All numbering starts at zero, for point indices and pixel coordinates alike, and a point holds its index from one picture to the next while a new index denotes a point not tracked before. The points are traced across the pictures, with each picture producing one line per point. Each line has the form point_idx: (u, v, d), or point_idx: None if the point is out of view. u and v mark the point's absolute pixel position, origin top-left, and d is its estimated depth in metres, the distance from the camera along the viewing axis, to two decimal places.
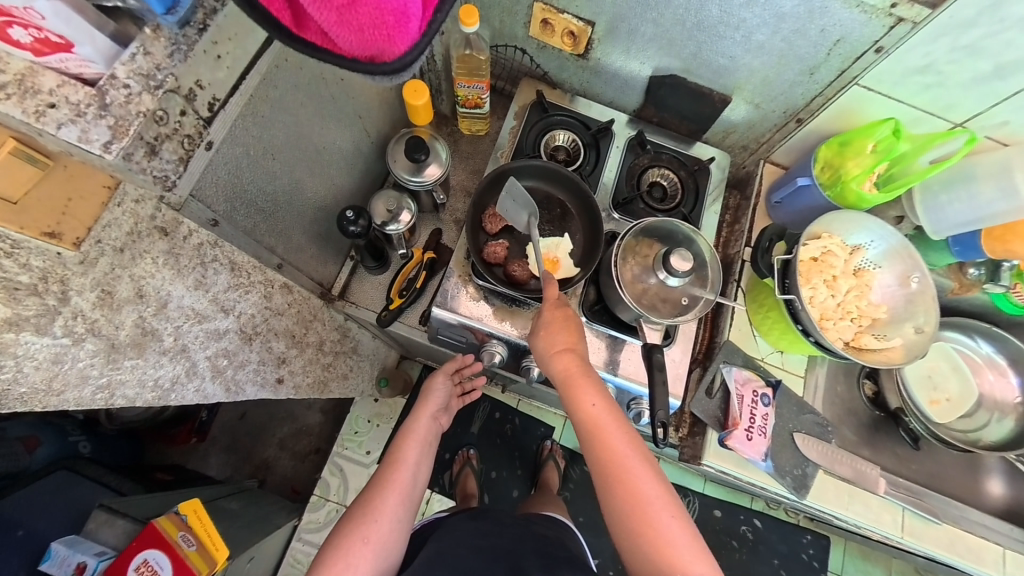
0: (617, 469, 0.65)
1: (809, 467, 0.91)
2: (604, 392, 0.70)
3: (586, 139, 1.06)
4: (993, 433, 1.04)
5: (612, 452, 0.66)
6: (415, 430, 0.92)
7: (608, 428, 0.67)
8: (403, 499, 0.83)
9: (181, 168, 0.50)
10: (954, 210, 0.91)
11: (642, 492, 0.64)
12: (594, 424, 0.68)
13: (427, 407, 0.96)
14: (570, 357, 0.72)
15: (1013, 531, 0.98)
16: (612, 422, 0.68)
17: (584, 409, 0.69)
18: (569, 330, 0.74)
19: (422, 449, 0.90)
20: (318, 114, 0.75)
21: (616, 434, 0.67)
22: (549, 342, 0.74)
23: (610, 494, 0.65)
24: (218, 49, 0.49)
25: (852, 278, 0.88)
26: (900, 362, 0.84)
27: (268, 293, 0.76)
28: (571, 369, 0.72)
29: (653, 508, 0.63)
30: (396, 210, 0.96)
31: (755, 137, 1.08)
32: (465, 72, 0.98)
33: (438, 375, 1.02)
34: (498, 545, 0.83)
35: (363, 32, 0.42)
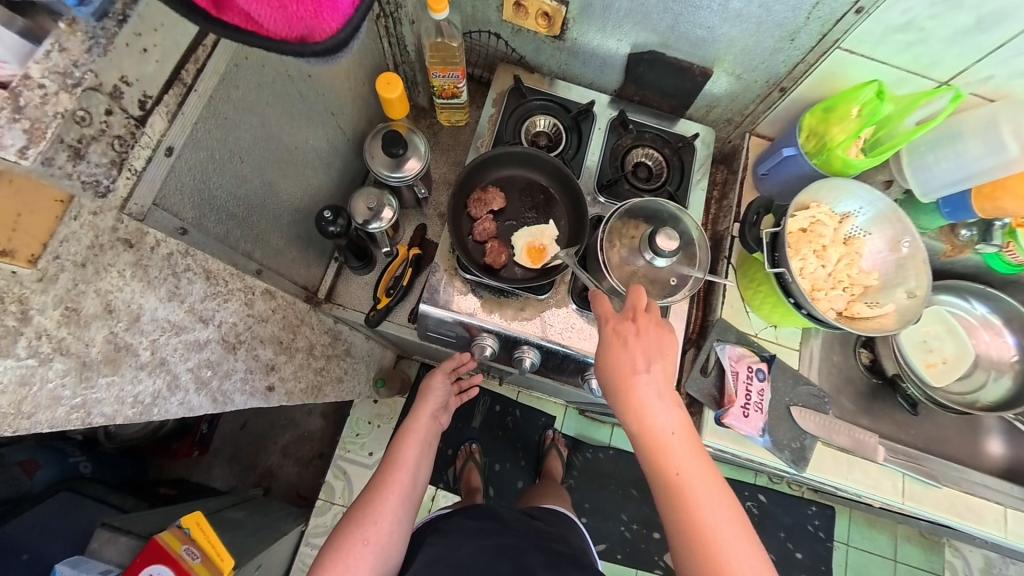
0: (698, 527, 0.61)
1: (807, 439, 0.88)
2: (687, 438, 0.65)
3: (567, 122, 1.05)
4: (991, 394, 1.04)
5: (695, 509, 0.61)
6: (420, 433, 0.90)
7: (692, 482, 0.62)
8: (402, 500, 0.82)
9: (113, 171, 0.47)
10: (942, 169, 0.89)
11: (727, 558, 0.60)
12: (680, 486, 0.62)
13: (428, 406, 0.95)
14: (654, 405, 0.65)
15: (1014, 489, 0.94)
16: (697, 477, 0.63)
17: (670, 466, 0.63)
18: (651, 362, 0.67)
19: (423, 450, 0.89)
20: (287, 113, 0.74)
21: (704, 490, 0.62)
22: (625, 376, 0.67)
23: (687, 553, 0.61)
24: (143, 41, 0.46)
25: (842, 247, 0.87)
26: (893, 327, 0.82)
27: (248, 300, 0.74)
28: (649, 414, 0.65)
29: (737, 571, 0.59)
30: (377, 207, 0.94)
31: (738, 110, 1.06)
32: (438, 60, 0.96)
33: (436, 374, 1.00)
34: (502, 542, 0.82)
35: (286, 8, 0.40)
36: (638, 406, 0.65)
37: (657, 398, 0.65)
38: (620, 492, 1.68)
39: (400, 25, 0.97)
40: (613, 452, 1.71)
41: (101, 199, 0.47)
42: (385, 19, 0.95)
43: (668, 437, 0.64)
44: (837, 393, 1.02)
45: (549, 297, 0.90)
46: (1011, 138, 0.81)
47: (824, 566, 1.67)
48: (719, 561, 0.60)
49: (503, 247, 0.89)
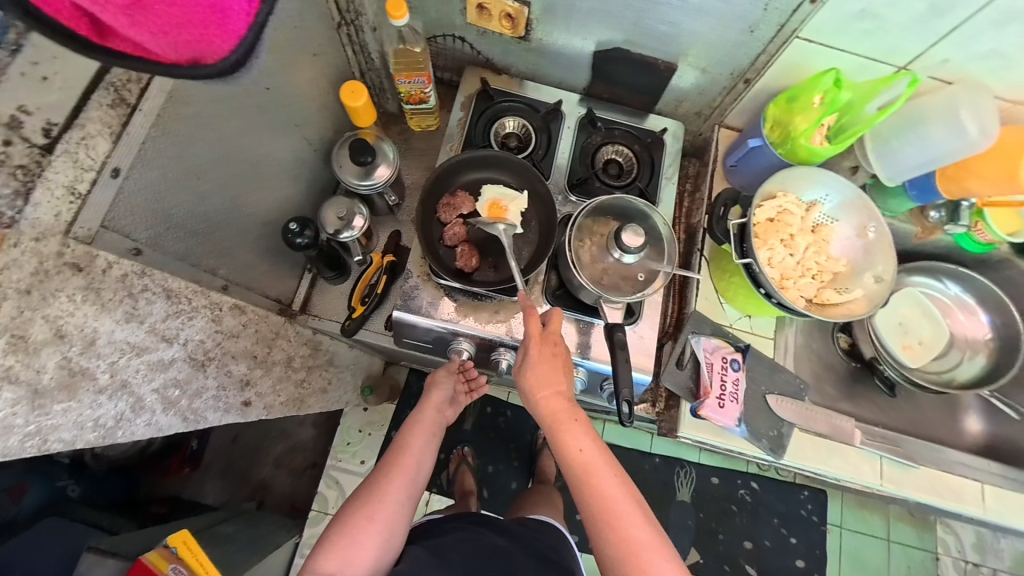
0: (607, 513, 0.63)
1: (785, 427, 0.87)
2: (592, 434, 0.68)
3: (537, 123, 1.03)
4: (966, 372, 1.04)
5: (599, 489, 0.64)
6: (427, 421, 0.86)
7: (597, 471, 0.65)
8: (412, 482, 0.80)
9: (18, 203, 0.46)
10: (906, 154, 0.88)
11: (632, 535, 0.62)
12: (585, 468, 0.65)
13: (435, 397, 0.90)
14: (558, 400, 0.70)
15: (992, 466, 0.91)
16: (600, 463, 0.66)
17: (574, 452, 0.67)
18: (556, 367, 0.72)
19: (430, 440, 0.85)
20: (247, 127, 0.73)
21: (606, 471, 0.65)
22: (533, 384, 0.71)
23: (600, 539, 0.63)
24: (42, 71, 0.48)
25: (809, 235, 0.86)
26: (863, 312, 0.81)
27: (216, 316, 0.74)
28: (557, 410, 0.70)
29: (642, 548, 0.61)
30: (347, 216, 0.94)
31: (707, 103, 1.06)
32: (402, 66, 0.95)
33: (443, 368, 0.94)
34: (491, 543, 0.84)
35: (168, 34, 0.38)
36: (547, 409, 0.70)
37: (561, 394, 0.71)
38: None
39: (363, 33, 0.96)
40: None
41: (40, 226, 0.47)
42: (347, 27, 0.95)
43: (572, 427, 0.68)
44: (817, 380, 1.02)
45: (523, 297, 0.89)
46: (971, 122, 0.81)
47: (819, 550, 1.68)
48: (621, 535, 0.62)
49: (475, 249, 0.88)
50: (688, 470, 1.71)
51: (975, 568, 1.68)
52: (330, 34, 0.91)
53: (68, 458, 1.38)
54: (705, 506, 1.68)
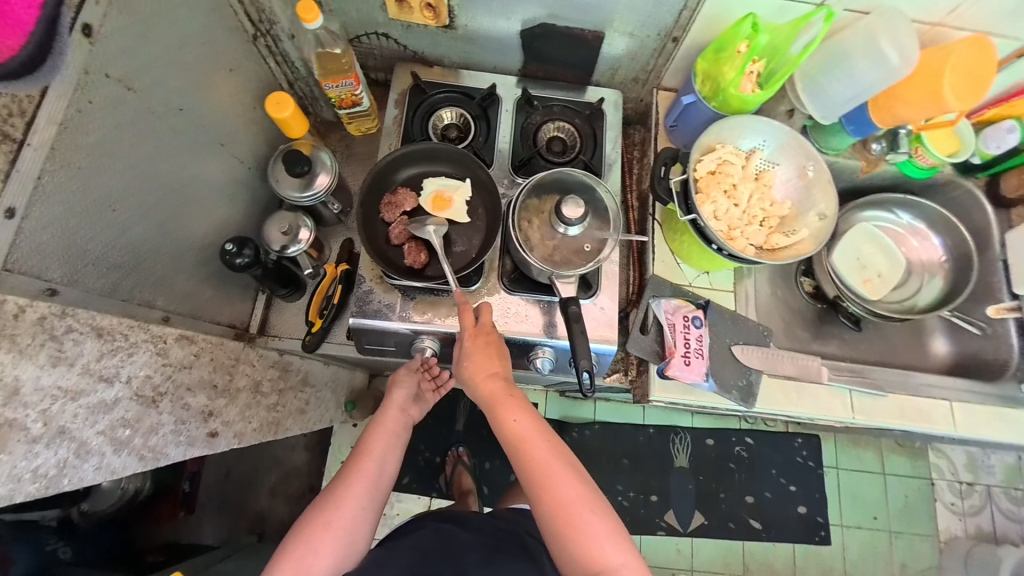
0: (542, 481, 0.67)
1: (753, 375, 0.88)
2: (527, 410, 0.71)
3: (474, 111, 1.00)
4: (927, 295, 1.05)
5: (534, 459, 0.68)
6: (388, 423, 0.84)
7: (531, 443, 0.69)
8: (371, 487, 0.78)
9: None
10: (835, 92, 0.86)
11: (564, 499, 0.66)
12: (522, 441, 0.69)
13: (396, 399, 0.88)
14: (495, 382, 0.74)
15: (958, 382, 0.93)
16: (536, 435, 0.70)
17: (510, 427, 0.70)
18: (490, 351, 0.76)
19: (391, 442, 0.83)
20: (165, 151, 0.71)
21: (540, 441, 0.69)
22: (469, 371, 0.75)
23: (536, 504, 0.68)
24: None
25: (751, 183, 0.85)
26: (812, 251, 0.81)
27: (161, 349, 0.71)
28: (494, 391, 0.73)
29: (574, 510, 0.66)
30: (292, 230, 0.91)
31: (641, 67, 1.04)
32: (326, 71, 0.91)
33: (405, 370, 0.92)
34: (453, 540, 0.86)
35: None
36: (484, 392, 0.74)
37: (496, 376, 0.74)
38: (612, 463, 1.70)
39: (282, 42, 0.93)
40: (599, 426, 1.72)
41: None
42: (264, 38, 0.91)
43: (508, 405, 0.72)
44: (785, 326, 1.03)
45: (479, 287, 0.88)
46: (892, 50, 0.80)
47: (818, 494, 1.71)
48: (555, 499, 0.66)
49: (422, 245, 0.85)
50: (683, 436, 1.72)
51: (969, 487, 1.72)
52: (247, 47, 0.88)
53: (57, 520, 1.32)
54: (704, 468, 1.70)
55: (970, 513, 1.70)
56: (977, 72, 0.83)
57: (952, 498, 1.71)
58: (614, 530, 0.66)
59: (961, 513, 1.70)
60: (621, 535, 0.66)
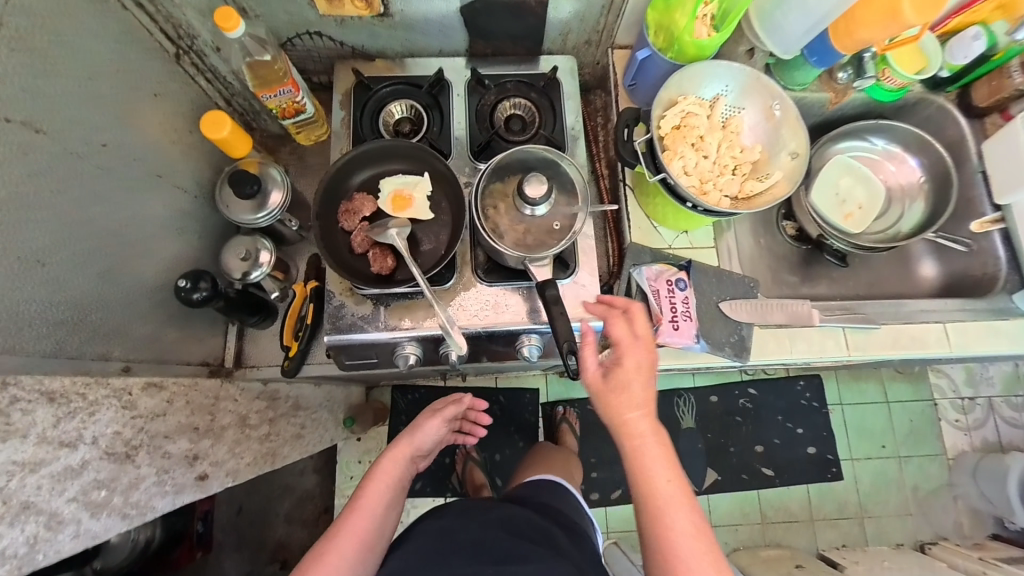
0: (656, 521, 0.64)
1: (745, 329, 0.86)
2: (656, 441, 0.66)
3: (425, 100, 0.95)
4: (909, 221, 1.02)
5: (657, 498, 0.64)
6: (391, 467, 0.85)
7: (656, 480, 0.65)
8: (367, 535, 0.77)
9: None
10: (792, 25, 0.81)
11: (679, 553, 0.62)
12: (646, 475, 0.65)
13: (407, 444, 0.90)
14: (625, 406, 0.67)
15: (949, 303, 0.92)
16: (661, 475, 0.65)
17: (638, 458, 0.66)
18: (632, 367, 0.68)
19: (397, 488, 0.84)
20: (91, 194, 0.65)
21: (666, 478, 0.65)
22: (616, 402, 0.67)
23: (645, 538, 0.65)
24: None
25: (718, 132, 0.81)
26: (789, 193, 0.77)
27: (127, 401, 0.67)
28: (622, 416, 0.67)
29: (686, 568, 0.62)
30: (252, 254, 0.85)
31: (592, 28, 0.98)
32: (260, 81, 0.85)
33: (428, 417, 0.97)
34: (464, 540, 0.80)
35: None
36: (627, 432, 0.67)
37: (632, 397, 0.67)
38: None
39: (208, 58, 0.85)
40: None
41: None
42: (188, 56, 0.84)
43: (637, 434, 0.67)
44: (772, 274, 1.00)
45: (455, 283, 0.85)
46: None
47: (826, 432, 1.72)
48: (671, 547, 0.63)
49: (388, 250, 0.80)
50: (687, 397, 1.71)
51: (970, 402, 1.75)
52: (172, 67, 0.81)
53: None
54: (712, 425, 1.70)
55: (974, 427, 1.73)
56: None
57: (956, 415, 1.74)
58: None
59: (966, 429, 1.73)
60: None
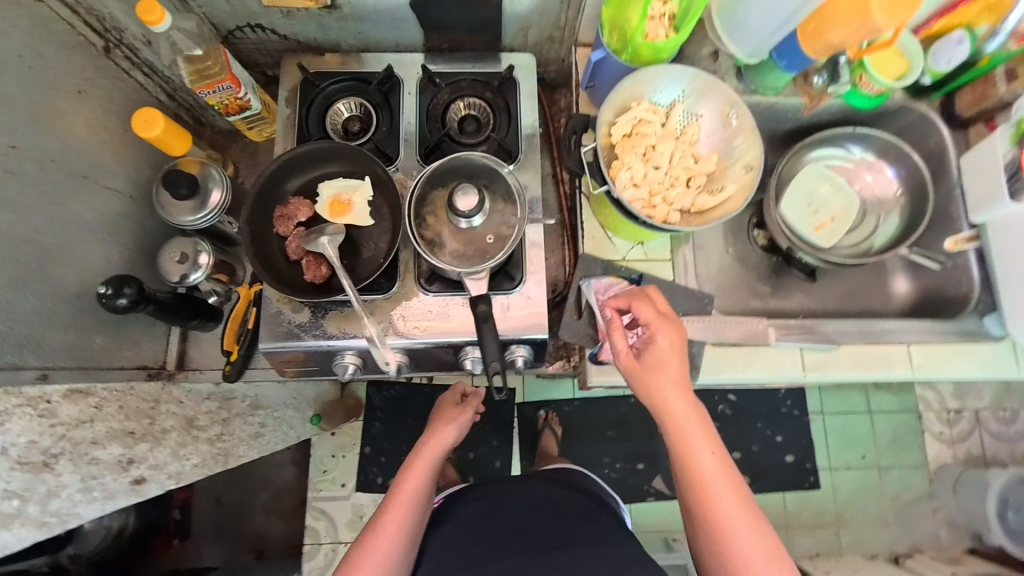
0: (700, 491, 0.63)
1: (695, 346, 0.82)
2: (696, 412, 0.66)
3: (374, 98, 0.91)
4: (883, 235, 0.97)
5: (697, 467, 0.64)
6: (430, 460, 0.78)
7: (693, 448, 0.64)
8: (408, 536, 0.73)
9: None
10: (756, 25, 0.76)
11: (726, 522, 0.61)
12: (687, 447, 0.65)
13: (445, 437, 0.81)
14: (664, 381, 0.66)
15: (916, 323, 0.87)
16: (700, 444, 0.64)
17: (679, 430, 0.65)
18: (663, 344, 0.67)
19: (434, 484, 0.78)
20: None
21: (704, 448, 0.64)
22: (650, 383, 0.66)
23: (690, 512, 0.64)
24: None
25: (672, 141, 0.76)
26: (742, 209, 0.73)
27: (44, 410, 0.66)
28: (658, 391, 0.66)
29: (734, 537, 0.61)
30: (190, 256, 0.84)
31: (552, 24, 0.93)
32: (196, 76, 0.82)
33: (461, 409, 0.86)
34: (506, 526, 0.81)
35: None
36: (666, 412, 0.66)
37: (665, 375, 0.66)
38: (597, 436, 1.66)
39: (140, 51, 0.84)
40: (579, 402, 1.66)
41: None
42: (119, 49, 0.83)
43: (676, 408, 0.66)
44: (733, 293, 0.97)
45: (397, 291, 0.82)
46: None
47: (806, 439, 1.69)
48: (715, 516, 0.62)
49: (323, 258, 0.78)
50: None
51: (957, 414, 1.70)
52: (99, 62, 0.80)
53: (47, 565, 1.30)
54: None
55: (959, 439, 1.68)
56: None
57: (940, 427, 1.69)
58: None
59: (950, 441, 1.68)
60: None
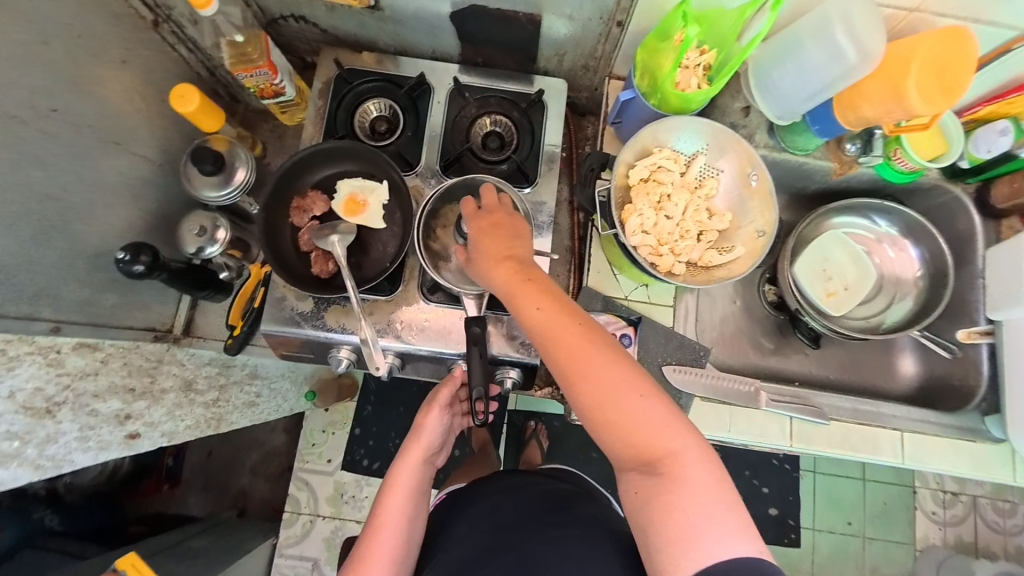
0: (580, 381, 0.56)
1: (684, 398, 0.81)
2: (553, 294, 0.61)
3: (403, 102, 0.93)
4: (894, 315, 0.95)
5: (565, 351, 0.58)
6: (408, 475, 0.76)
7: (560, 331, 0.58)
8: (395, 555, 0.71)
9: None
10: (791, 88, 0.76)
11: (616, 401, 0.55)
12: (548, 334, 0.59)
13: (419, 445, 0.80)
14: (513, 272, 0.63)
15: (912, 410, 0.85)
16: (562, 325, 0.59)
17: (537, 323, 0.60)
18: (508, 244, 0.67)
19: (417, 497, 0.76)
20: (33, 157, 0.66)
21: (569, 330, 0.58)
22: (524, 315, 0.61)
23: (582, 411, 0.57)
24: None
25: (687, 192, 0.76)
26: (746, 273, 0.73)
27: (53, 359, 0.70)
28: (509, 279, 0.63)
29: (629, 419, 0.54)
30: (208, 230, 0.88)
31: (588, 53, 0.94)
32: (237, 60, 0.86)
33: (430, 408, 0.84)
34: (506, 522, 0.74)
35: None
36: (547, 335, 0.59)
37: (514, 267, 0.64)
38: (581, 456, 1.65)
39: (185, 28, 0.88)
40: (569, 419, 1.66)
41: None
42: (166, 24, 0.87)
43: (526, 296, 0.61)
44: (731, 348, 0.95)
45: (399, 295, 0.84)
46: (847, 40, 0.67)
47: (792, 495, 1.66)
48: (600, 400, 0.55)
49: (331, 254, 0.81)
50: None
51: (953, 496, 1.65)
52: (144, 34, 0.84)
53: (44, 490, 1.33)
54: None
55: (952, 522, 1.63)
56: (951, 67, 0.69)
57: (933, 507, 1.65)
58: (714, 480, 0.53)
59: (942, 523, 1.63)
60: (727, 494, 0.52)
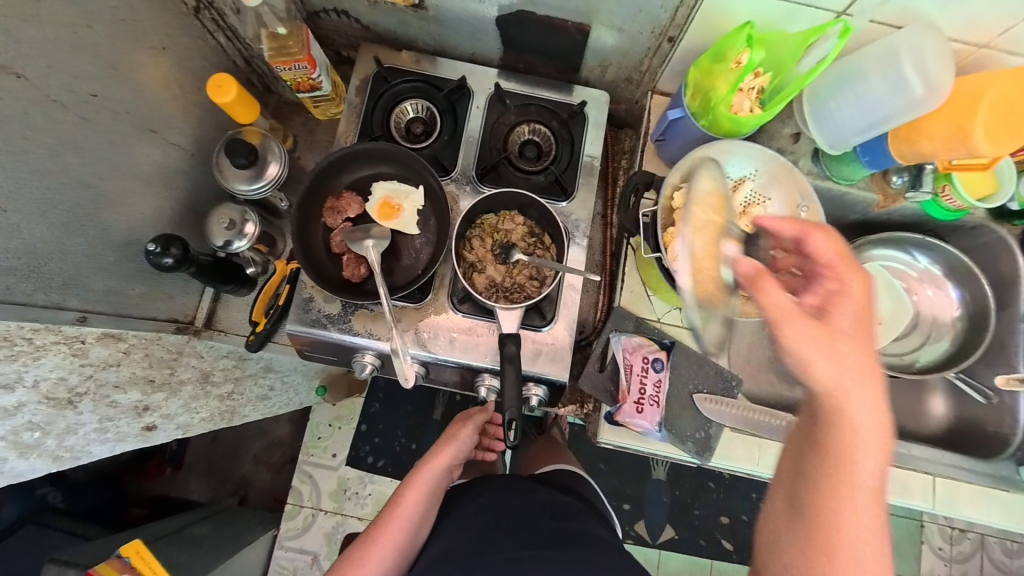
0: (845, 454, 0.51)
1: (713, 428, 0.79)
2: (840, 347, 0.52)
3: (441, 104, 0.91)
4: (929, 354, 0.93)
5: (845, 413, 0.51)
6: (427, 475, 0.79)
7: (849, 400, 0.51)
8: (397, 550, 0.73)
9: None
10: (847, 118, 0.73)
11: (857, 475, 0.51)
12: (833, 390, 0.52)
13: (444, 454, 0.83)
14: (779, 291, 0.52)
15: (945, 456, 0.84)
16: (852, 379, 0.52)
17: (810, 366, 0.51)
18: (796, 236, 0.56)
19: (432, 497, 0.79)
20: (69, 143, 0.64)
21: (866, 396, 0.51)
22: (805, 354, 0.51)
23: (803, 480, 0.53)
24: None
25: (732, 218, 0.75)
26: (788, 307, 0.71)
27: (77, 349, 0.68)
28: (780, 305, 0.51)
29: (844, 509, 0.51)
30: (237, 223, 0.86)
31: (633, 66, 0.91)
32: (276, 52, 0.84)
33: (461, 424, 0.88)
34: (505, 519, 0.78)
35: None
36: (832, 392, 0.51)
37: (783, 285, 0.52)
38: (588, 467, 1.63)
39: (227, 16, 0.86)
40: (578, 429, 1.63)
41: None
42: (207, 11, 0.85)
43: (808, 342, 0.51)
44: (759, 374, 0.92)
45: (428, 302, 0.82)
46: (914, 72, 0.66)
47: None
48: (845, 474, 0.51)
49: (363, 258, 0.79)
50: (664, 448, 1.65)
51: (961, 533, 1.62)
52: (185, 21, 0.82)
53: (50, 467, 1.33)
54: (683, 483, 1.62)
55: (958, 560, 1.61)
56: (1018, 110, 0.67)
57: (941, 542, 1.62)
58: (882, 552, 0.51)
59: (948, 559, 1.61)
60: (888, 565, 0.51)
